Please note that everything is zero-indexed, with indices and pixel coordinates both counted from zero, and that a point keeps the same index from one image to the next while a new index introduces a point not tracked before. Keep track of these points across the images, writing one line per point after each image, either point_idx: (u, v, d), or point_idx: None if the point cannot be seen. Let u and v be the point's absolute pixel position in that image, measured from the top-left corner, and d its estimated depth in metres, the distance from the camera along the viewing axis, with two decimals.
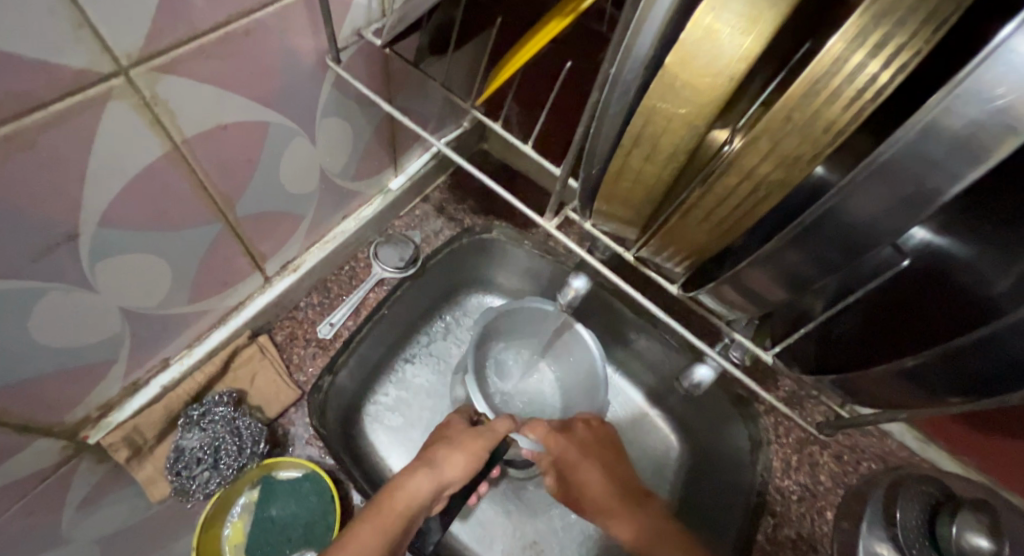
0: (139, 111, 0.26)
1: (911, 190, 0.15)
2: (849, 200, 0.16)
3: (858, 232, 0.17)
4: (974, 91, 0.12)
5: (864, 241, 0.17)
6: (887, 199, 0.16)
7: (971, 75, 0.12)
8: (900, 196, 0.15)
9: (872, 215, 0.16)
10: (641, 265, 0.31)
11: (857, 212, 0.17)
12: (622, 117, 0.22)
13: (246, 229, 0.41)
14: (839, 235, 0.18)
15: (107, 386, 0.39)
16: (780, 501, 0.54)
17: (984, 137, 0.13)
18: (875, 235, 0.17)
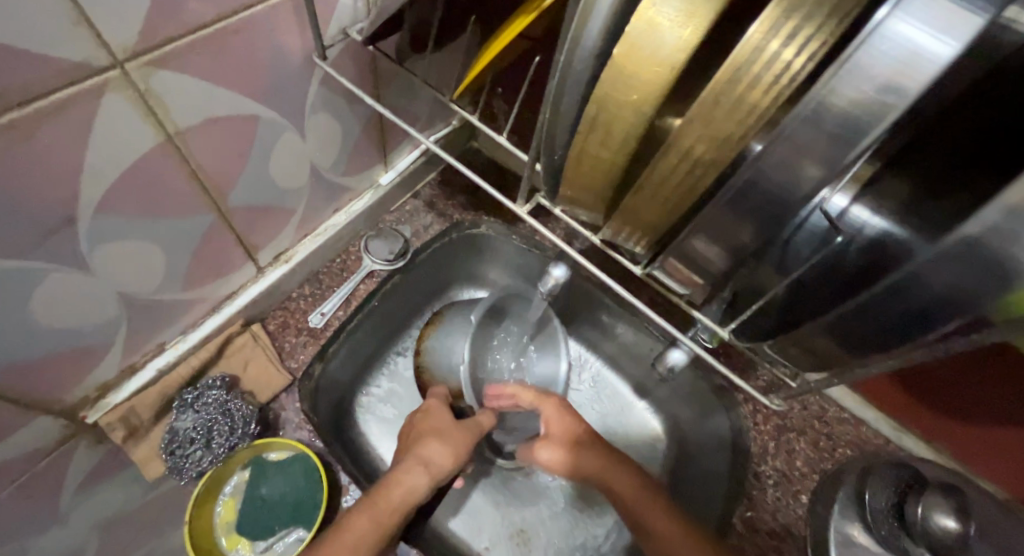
0: (134, 103, 0.28)
1: (814, 160, 0.17)
2: (762, 173, 0.18)
3: (774, 204, 0.19)
4: (858, 68, 0.14)
5: (783, 211, 0.19)
6: (798, 168, 0.17)
7: (855, 53, 0.14)
8: (808, 165, 0.17)
9: (784, 186, 0.18)
10: (608, 249, 0.33)
11: (769, 185, 0.18)
12: (578, 104, 0.24)
13: (238, 219, 0.43)
14: (760, 207, 0.19)
15: (105, 368, 0.41)
16: (756, 485, 0.56)
17: (867, 108, 0.15)
18: (789, 205, 0.19)
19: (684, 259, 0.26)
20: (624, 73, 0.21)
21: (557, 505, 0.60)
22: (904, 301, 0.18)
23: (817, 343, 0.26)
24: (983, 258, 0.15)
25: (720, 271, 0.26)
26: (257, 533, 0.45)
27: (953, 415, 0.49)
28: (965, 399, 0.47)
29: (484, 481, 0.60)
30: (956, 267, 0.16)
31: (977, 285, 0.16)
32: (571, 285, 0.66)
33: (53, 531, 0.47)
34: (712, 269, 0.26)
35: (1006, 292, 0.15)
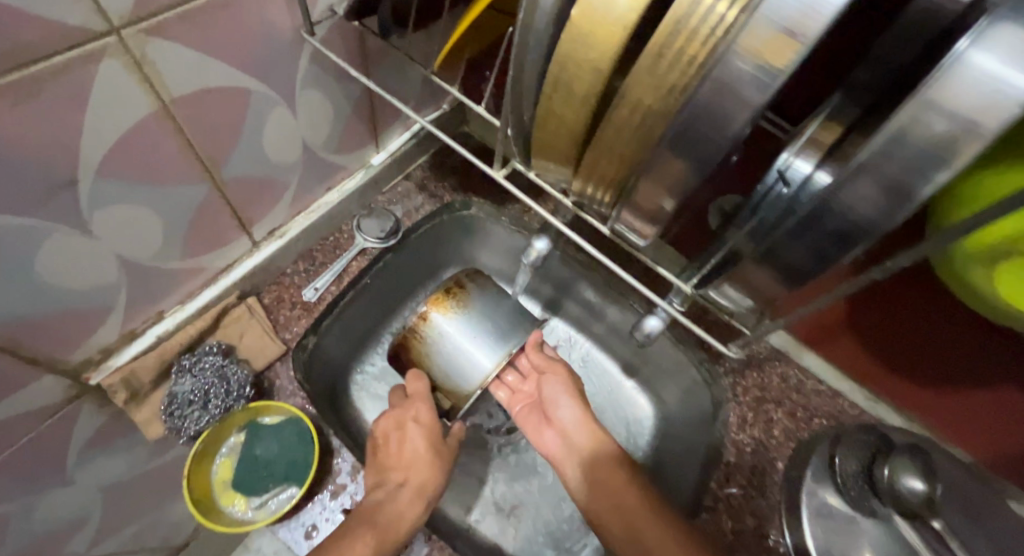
0: (130, 69, 0.30)
1: (736, 103, 0.19)
2: (696, 114, 0.20)
3: (708, 147, 0.21)
4: (767, 15, 0.16)
5: (715, 151, 0.21)
6: (724, 109, 0.19)
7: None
8: (736, 105, 0.19)
9: (713, 131, 0.20)
10: (580, 211, 0.35)
11: (702, 128, 0.20)
12: (541, 64, 0.26)
13: (232, 191, 0.45)
14: (697, 148, 0.21)
15: (106, 331, 0.43)
16: (734, 452, 0.58)
17: (781, 48, 0.17)
18: (722, 145, 0.21)
19: (643, 213, 0.28)
20: (580, 32, 0.22)
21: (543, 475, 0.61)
22: (812, 232, 0.21)
23: (762, 289, 0.28)
24: (878, 175, 0.17)
25: (669, 219, 0.28)
26: (251, 490, 0.47)
27: (919, 377, 0.51)
28: (932, 358, 0.49)
29: (472, 452, 0.62)
30: (861, 190, 0.18)
31: (883, 206, 0.18)
32: (559, 264, 0.67)
33: (62, 489, 0.49)
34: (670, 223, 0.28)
35: (901, 211, 0.18)
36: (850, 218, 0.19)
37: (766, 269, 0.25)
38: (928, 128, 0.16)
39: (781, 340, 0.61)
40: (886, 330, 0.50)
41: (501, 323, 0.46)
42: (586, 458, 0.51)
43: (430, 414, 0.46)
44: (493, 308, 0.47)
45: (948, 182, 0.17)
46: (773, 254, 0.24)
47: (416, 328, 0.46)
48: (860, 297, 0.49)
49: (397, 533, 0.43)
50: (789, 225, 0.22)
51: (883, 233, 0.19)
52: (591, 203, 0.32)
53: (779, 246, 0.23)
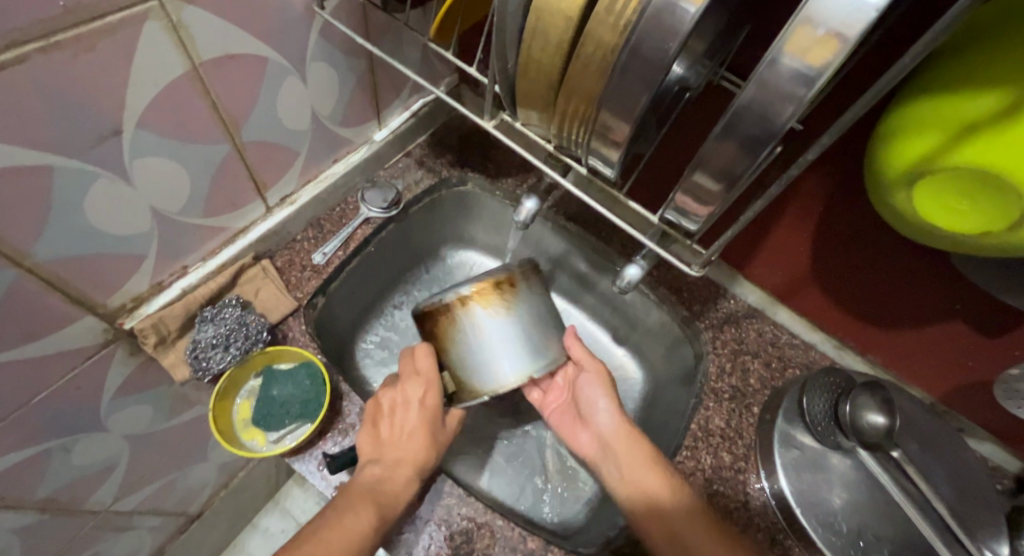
0: (168, 32, 0.35)
1: (668, 30, 0.24)
2: (639, 42, 0.25)
3: (649, 69, 0.26)
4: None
5: (654, 74, 0.26)
6: (664, 33, 0.24)
7: None
8: (672, 30, 0.24)
9: (652, 56, 0.25)
10: (560, 155, 0.40)
11: (646, 54, 0.25)
12: (521, 17, 0.30)
13: (249, 154, 0.50)
14: (642, 70, 0.26)
15: (138, 280, 0.47)
16: (713, 400, 0.62)
17: None
18: (661, 67, 0.25)
19: (610, 147, 0.33)
20: None
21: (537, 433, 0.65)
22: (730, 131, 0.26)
23: (709, 205, 0.33)
24: (772, 89, 0.22)
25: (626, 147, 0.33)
26: (269, 425, 0.52)
27: (881, 321, 0.56)
28: (889, 300, 0.53)
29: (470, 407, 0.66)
30: (763, 96, 0.23)
31: (785, 111, 0.23)
32: (552, 235, 0.72)
33: (95, 433, 0.54)
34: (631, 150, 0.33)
35: (787, 111, 0.23)
36: (761, 123, 0.24)
37: (704, 180, 0.30)
38: (808, 37, 0.20)
39: (756, 298, 0.67)
40: (846, 278, 0.55)
41: (536, 343, 0.47)
42: (623, 453, 0.52)
43: (436, 397, 0.50)
44: (535, 321, 0.47)
45: (825, 83, 0.21)
46: (704, 163, 0.29)
47: (451, 308, 0.46)
48: (823, 246, 0.54)
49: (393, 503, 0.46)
50: (716, 128, 0.26)
51: (786, 131, 0.24)
52: (568, 143, 0.36)
53: (707, 149, 0.28)
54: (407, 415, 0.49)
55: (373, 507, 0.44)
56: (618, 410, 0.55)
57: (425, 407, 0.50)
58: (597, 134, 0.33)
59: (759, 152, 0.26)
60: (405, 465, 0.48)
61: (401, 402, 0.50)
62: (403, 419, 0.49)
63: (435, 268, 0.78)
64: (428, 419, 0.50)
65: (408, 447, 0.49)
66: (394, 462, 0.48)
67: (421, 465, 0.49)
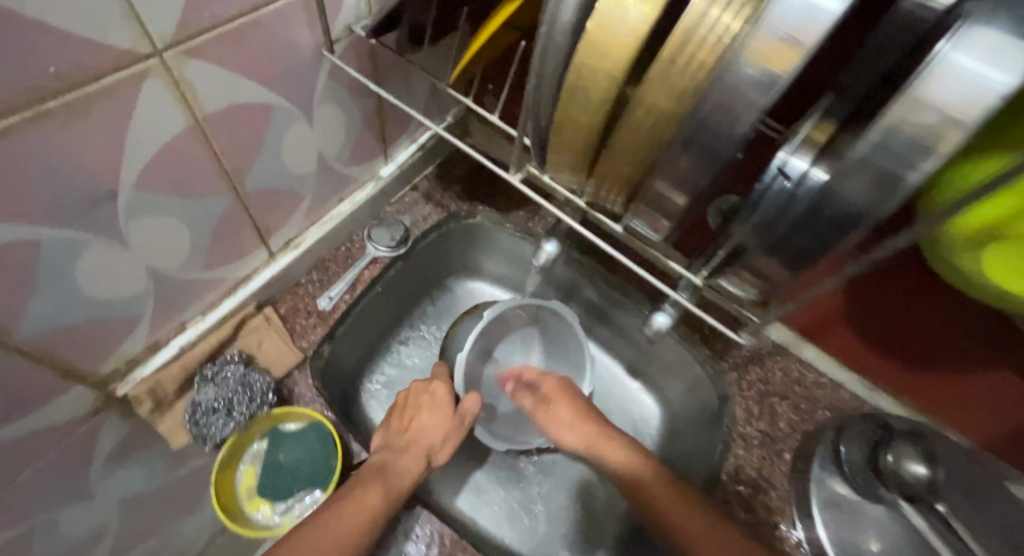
0: (169, 88, 0.32)
1: (744, 101, 0.21)
2: (710, 112, 0.22)
3: (717, 139, 0.23)
4: (770, 24, 0.19)
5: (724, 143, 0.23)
6: (733, 105, 0.22)
7: (769, 10, 0.18)
8: (742, 104, 0.21)
9: (726, 121, 0.22)
10: (591, 209, 0.37)
11: (717, 121, 0.23)
12: (559, 76, 0.28)
13: (253, 203, 0.47)
14: (709, 141, 0.24)
15: (133, 341, 0.44)
16: (742, 446, 0.59)
17: (782, 53, 0.19)
18: (731, 137, 0.23)
19: (654, 208, 0.31)
20: (598, 41, 0.25)
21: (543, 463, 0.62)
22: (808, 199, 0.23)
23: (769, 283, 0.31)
24: (873, 172, 0.20)
25: (679, 213, 0.30)
26: (275, 494, 0.48)
27: (919, 362, 0.54)
28: (925, 339, 0.51)
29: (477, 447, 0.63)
30: (856, 181, 0.21)
31: (879, 193, 0.20)
32: (567, 270, 0.68)
33: (85, 504, 0.50)
34: (678, 214, 0.30)
35: (889, 199, 0.20)
36: (851, 205, 0.21)
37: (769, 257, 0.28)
38: (919, 123, 0.17)
39: (781, 336, 0.63)
40: (883, 318, 0.53)
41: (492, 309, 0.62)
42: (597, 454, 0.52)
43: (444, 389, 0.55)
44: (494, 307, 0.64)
45: (931, 168, 0.19)
46: (776, 241, 0.26)
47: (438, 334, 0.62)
48: (855, 286, 0.52)
49: (400, 488, 0.48)
50: (802, 208, 0.24)
51: (882, 216, 0.21)
52: (603, 201, 0.34)
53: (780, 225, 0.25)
54: (418, 405, 0.55)
55: (382, 493, 0.46)
56: (586, 416, 0.55)
57: (434, 397, 0.55)
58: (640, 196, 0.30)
59: (848, 238, 0.23)
60: (416, 452, 0.52)
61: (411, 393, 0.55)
62: (416, 410, 0.54)
63: (442, 301, 0.75)
64: (439, 408, 0.54)
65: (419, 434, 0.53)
66: (405, 449, 0.51)
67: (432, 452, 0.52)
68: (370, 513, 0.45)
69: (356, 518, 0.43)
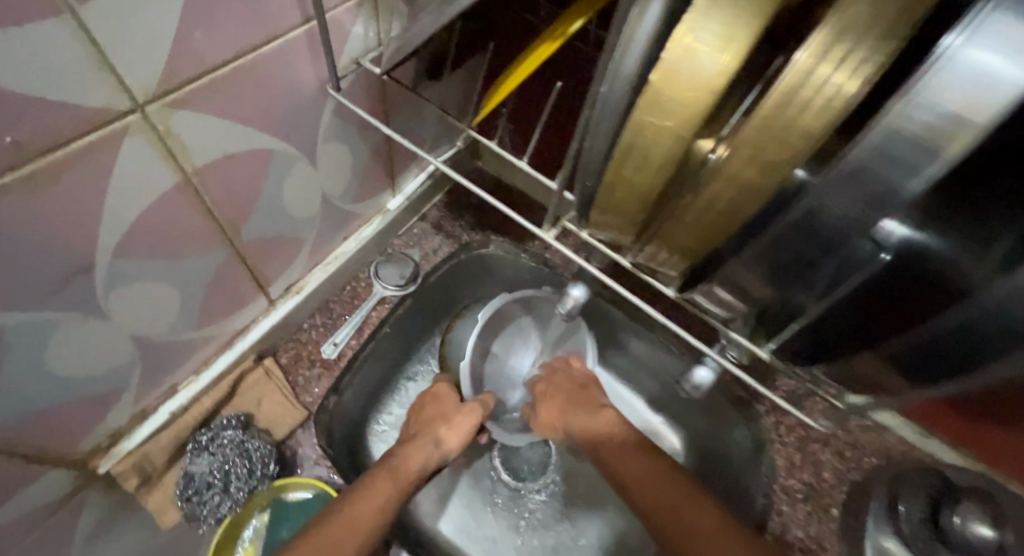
0: (154, 145, 0.27)
1: (878, 192, 0.16)
2: (822, 202, 0.17)
3: (829, 233, 0.18)
4: (923, 97, 0.14)
5: (836, 239, 0.18)
6: (856, 198, 0.16)
7: (923, 83, 0.13)
8: (869, 197, 0.16)
9: (846, 212, 0.17)
10: (637, 271, 0.33)
11: (831, 213, 0.17)
12: (613, 133, 0.24)
13: (251, 254, 0.42)
14: (818, 235, 0.18)
15: (117, 414, 0.39)
16: (785, 501, 0.54)
17: (937, 135, 0.14)
18: (850, 233, 0.18)
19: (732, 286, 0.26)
20: (666, 96, 0.21)
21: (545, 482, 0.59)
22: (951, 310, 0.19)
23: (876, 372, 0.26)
24: None
25: (769, 299, 0.25)
26: None
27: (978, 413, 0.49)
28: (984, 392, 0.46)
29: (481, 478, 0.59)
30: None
31: None
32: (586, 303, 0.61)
33: None
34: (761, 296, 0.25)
35: None
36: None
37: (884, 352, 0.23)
38: None
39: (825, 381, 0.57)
40: None
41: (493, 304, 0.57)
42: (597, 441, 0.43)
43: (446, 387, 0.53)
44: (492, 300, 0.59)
45: None
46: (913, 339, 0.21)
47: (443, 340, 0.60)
48: None
49: (406, 477, 0.44)
50: (942, 325, 0.19)
51: None
52: (657, 265, 0.30)
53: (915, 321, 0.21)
54: (423, 404, 0.53)
55: (389, 484, 0.43)
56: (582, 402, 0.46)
57: (434, 398, 0.53)
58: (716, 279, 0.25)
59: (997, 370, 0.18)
60: (422, 441, 0.48)
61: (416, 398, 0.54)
62: (422, 408, 0.52)
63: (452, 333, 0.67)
64: (443, 401, 0.52)
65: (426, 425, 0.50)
66: (413, 440, 0.48)
67: (442, 439, 0.49)
68: (379, 505, 0.41)
69: (367, 505, 0.40)
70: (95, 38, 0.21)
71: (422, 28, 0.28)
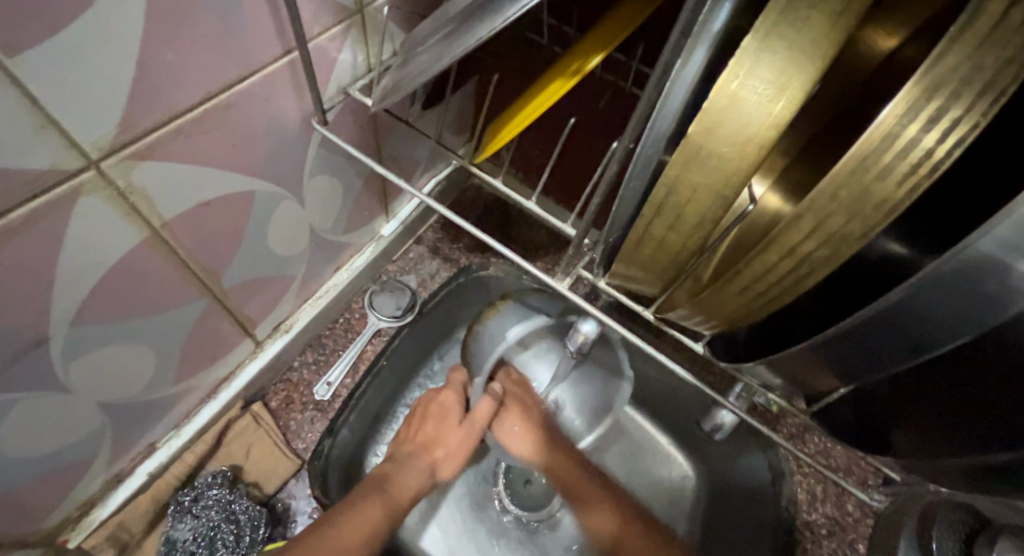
0: (114, 203, 0.24)
1: (997, 287, 0.13)
2: (917, 298, 0.14)
3: (921, 327, 0.15)
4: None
5: (927, 337, 0.15)
6: (962, 296, 0.14)
7: None
8: (982, 293, 0.13)
9: (948, 307, 0.14)
10: (660, 323, 0.30)
11: (931, 307, 0.14)
12: (642, 187, 0.21)
13: (232, 299, 0.39)
14: (903, 331, 0.16)
15: (88, 482, 0.37)
16: (810, 537, 0.51)
17: None
18: (951, 330, 0.15)
19: (784, 373, 0.23)
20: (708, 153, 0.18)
21: (551, 509, 0.55)
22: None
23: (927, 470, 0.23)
24: None
25: (820, 385, 0.22)
26: None
27: None
28: None
29: (482, 505, 0.55)
30: None
31: None
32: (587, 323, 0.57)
33: None
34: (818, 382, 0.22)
35: None
36: None
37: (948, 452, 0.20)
38: None
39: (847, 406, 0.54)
40: None
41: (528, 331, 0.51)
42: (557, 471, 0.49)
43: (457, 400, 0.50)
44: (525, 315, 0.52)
45: None
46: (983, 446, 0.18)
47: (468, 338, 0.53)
48: None
49: (399, 503, 0.43)
50: None
51: None
52: (688, 322, 0.27)
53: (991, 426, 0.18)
54: (425, 417, 0.49)
55: (382, 506, 0.42)
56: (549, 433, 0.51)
57: (444, 409, 0.49)
58: (770, 359, 0.22)
59: None
60: (420, 465, 0.47)
61: (422, 401, 0.50)
62: (423, 422, 0.49)
63: (450, 355, 0.61)
64: (446, 421, 0.49)
65: (425, 447, 0.48)
66: (408, 462, 0.47)
67: (437, 467, 0.48)
68: (366, 532, 0.39)
69: (355, 531, 0.38)
70: (33, 94, 0.18)
71: (419, 66, 0.25)
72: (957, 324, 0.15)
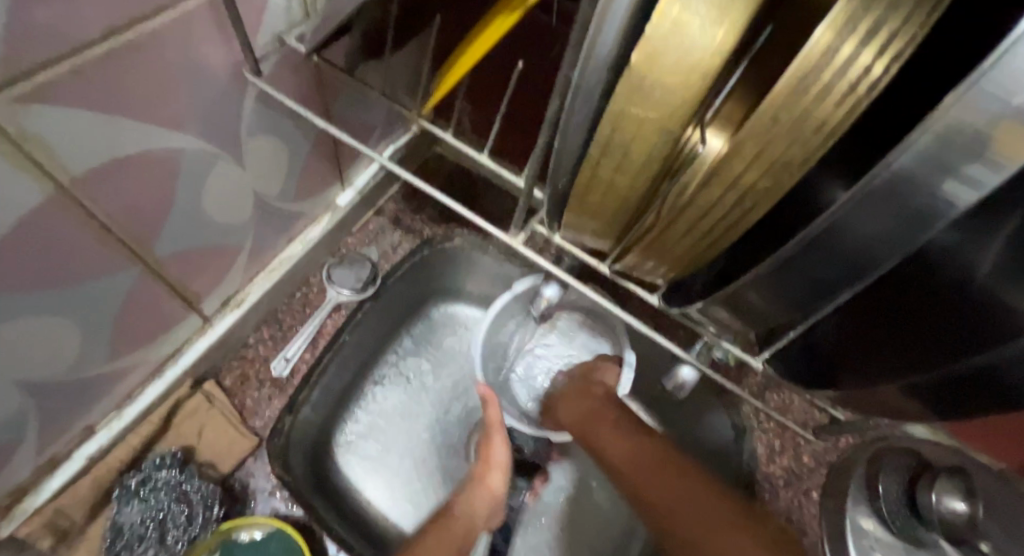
0: (4, 153, 0.22)
1: (917, 208, 0.13)
2: (848, 223, 0.14)
3: (853, 252, 0.15)
4: (984, 91, 0.09)
5: (861, 263, 0.15)
6: (887, 220, 0.13)
7: (989, 70, 0.09)
8: (903, 217, 0.13)
9: (878, 231, 0.14)
10: (617, 278, 0.29)
11: (860, 230, 0.14)
12: (587, 124, 0.20)
13: (170, 270, 0.36)
14: (838, 257, 0.16)
15: (16, 468, 0.35)
16: (768, 488, 0.52)
17: (1004, 135, 0.10)
18: (882, 254, 0.15)
19: (743, 313, 0.22)
20: (652, 85, 0.17)
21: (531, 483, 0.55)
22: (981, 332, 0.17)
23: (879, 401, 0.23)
24: None
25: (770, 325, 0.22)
26: None
27: None
28: None
29: None
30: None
31: None
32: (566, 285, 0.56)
33: None
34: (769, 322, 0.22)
35: None
36: None
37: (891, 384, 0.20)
38: None
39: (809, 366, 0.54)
40: None
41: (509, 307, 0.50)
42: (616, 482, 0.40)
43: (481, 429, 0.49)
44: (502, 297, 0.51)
45: None
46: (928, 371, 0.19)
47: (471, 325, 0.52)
48: None
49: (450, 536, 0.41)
50: None
51: None
52: (643, 271, 0.27)
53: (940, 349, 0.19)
54: None
55: None
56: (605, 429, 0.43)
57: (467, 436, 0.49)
58: (719, 299, 0.22)
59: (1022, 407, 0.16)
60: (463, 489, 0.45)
61: None
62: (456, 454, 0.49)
63: (420, 331, 0.59)
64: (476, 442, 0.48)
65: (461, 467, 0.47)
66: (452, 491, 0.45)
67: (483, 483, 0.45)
68: None
69: None
70: None
71: None
72: (885, 250, 0.14)
